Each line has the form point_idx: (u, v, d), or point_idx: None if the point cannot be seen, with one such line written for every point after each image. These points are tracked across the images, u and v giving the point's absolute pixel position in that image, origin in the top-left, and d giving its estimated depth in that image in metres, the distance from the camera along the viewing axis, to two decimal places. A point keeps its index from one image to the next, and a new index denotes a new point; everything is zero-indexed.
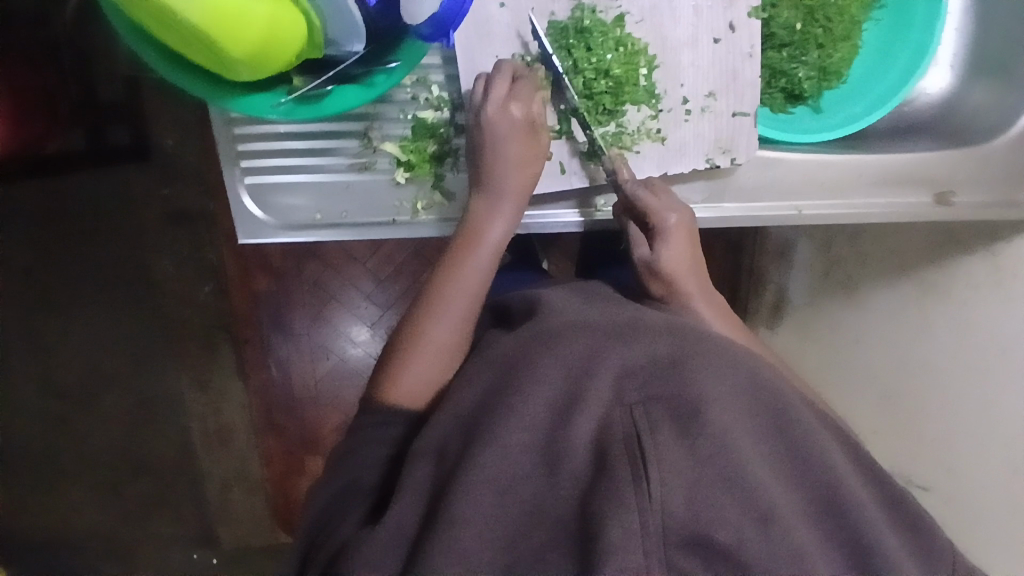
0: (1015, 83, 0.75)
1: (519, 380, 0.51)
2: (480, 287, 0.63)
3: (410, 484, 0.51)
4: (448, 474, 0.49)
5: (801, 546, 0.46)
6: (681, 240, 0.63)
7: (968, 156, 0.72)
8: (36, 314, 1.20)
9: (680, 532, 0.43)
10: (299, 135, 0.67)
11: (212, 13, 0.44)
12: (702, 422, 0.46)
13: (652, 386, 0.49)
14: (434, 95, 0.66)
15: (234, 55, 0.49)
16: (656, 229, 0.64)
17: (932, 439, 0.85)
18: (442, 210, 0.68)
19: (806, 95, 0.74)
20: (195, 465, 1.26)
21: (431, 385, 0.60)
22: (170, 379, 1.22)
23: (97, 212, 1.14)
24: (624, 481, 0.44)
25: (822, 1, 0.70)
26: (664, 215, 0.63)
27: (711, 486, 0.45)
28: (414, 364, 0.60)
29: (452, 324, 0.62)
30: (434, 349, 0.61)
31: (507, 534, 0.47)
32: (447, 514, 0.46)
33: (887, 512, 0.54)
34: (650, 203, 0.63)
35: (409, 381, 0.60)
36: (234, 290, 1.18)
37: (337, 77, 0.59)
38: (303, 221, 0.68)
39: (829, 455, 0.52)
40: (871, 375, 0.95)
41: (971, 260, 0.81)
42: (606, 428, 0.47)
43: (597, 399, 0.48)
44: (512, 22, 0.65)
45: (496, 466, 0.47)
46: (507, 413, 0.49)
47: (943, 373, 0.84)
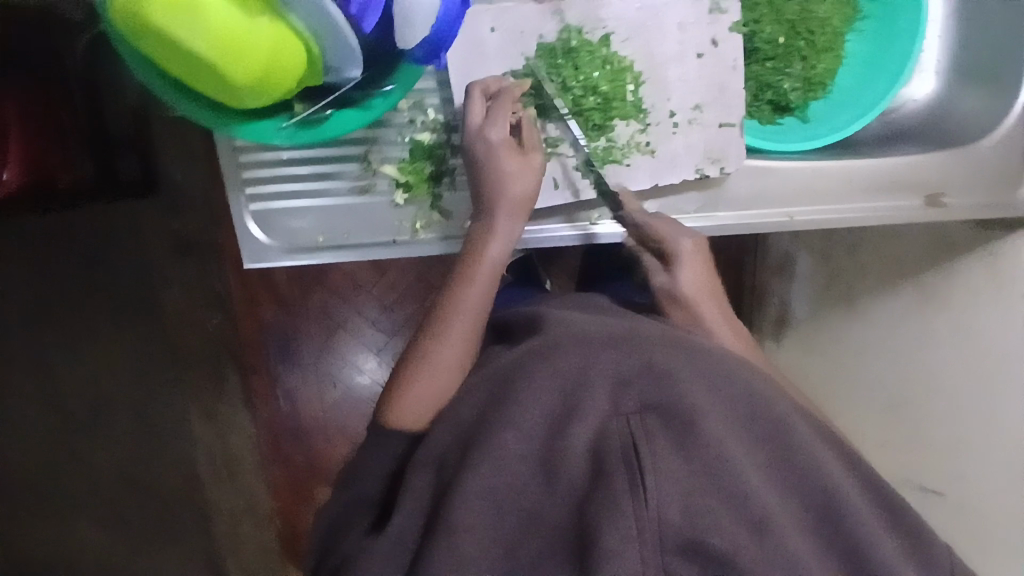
0: (1000, 85, 0.76)
1: (516, 390, 0.52)
2: (484, 308, 0.63)
3: (410, 493, 0.53)
4: (448, 484, 0.50)
5: (794, 549, 0.47)
6: (695, 267, 0.65)
7: (958, 161, 0.74)
8: (50, 348, 1.22)
9: (676, 539, 0.44)
10: (300, 160, 0.67)
11: (210, 40, 0.46)
12: (697, 432, 0.47)
13: (647, 395, 0.50)
14: (430, 118, 0.66)
15: (239, 82, 0.50)
16: (670, 256, 0.65)
17: (942, 448, 0.86)
18: (441, 228, 0.69)
19: (792, 105, 0.76)
20: (205, 495, 1.26)
21: (429, 407, 0.59)
22: (179, 412, 1.23)
23: (107, 245, 1.17)
24: (622, 490, 0.44)
25: (804, 15, 0.73)
26: (676, 242, 0.65)
27: (704, 494, 0.46)
28: (416, 388, 0.60)
29: (455, 345, 0.62)
30: (435, 376, 0.60)
31: (504, 539, 0.48)
32: (445, 521, 0.48)
33: (881, 514, 0.55)
34: (660, 230, 0.66)
35: (411, 407, 0.59)
36: (242, 319, 1.20)
37: (335, 102, 0.59)
38: (306, 245, 0.69)
39: (823, 457, 0.53)
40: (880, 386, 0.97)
41: (970, 263, 0.85)
42: (603, 438, 0.47)
43: (594, 409, 0.49)
44: (501, 48, 0.66)
45: (492, 476, 0.48)
46: (504, 425, 0.50)
47: (949, 379, 0.86)
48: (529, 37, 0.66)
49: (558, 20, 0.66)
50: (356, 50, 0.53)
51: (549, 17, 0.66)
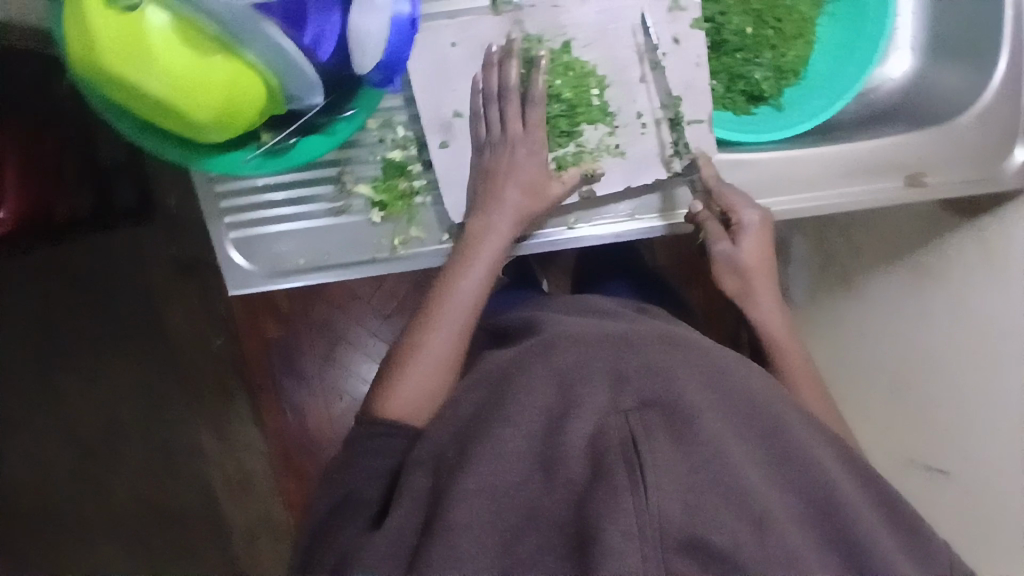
0: (979, 57, 0.75)
1: (514, 391, 0.54)
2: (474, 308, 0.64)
3: (408, 491, 0.52)
4: (446, 481, 0.51)
5: (791, 546, 0.46)
6: (755, 237, 0.68)
7: (939, 138, 0.74)
8: (60, 376, 1.24)
9: (678, 536, 0.44)
10: (277, 185, 0.68)
11: (167, 82, 0.47)
12: (696, 428, 0.49)
13: (646, 393, 0.51)
14: (400, 137, 0.67)
15: (201, 119, 0.51)
16: (735, 225, 0.68)
17: (947, 425, 0.85)
18: (419, 244, 0.69)
19: (766, 95, 0.76)
20: (221, 512, 1.28)
21: (424, 403, 0.61)
22: (190, 432, 1.25)
23: (107, 274, 1.19)
24: (622, 486, 0.45)
25: (770, 3, 0.73)
26: (741, 211, 0.67)
27: (705, 490, 0.46)
28: (409, 379, 0.62)
29: (447, 339, 0.63)
30: (429, 368, 0.62)
31: (502, 537, 0.47)
32: (442, 522, 0.48)
33: (876, 504, 0.54)
34: (731, 199, 0.67)
35: (404, 399, 0.61)
36: (245, 338, 1.22)
37: (300, 129, 0.59)
38: (288, 268, 0.69)
39: (810, 449, 0.53)
40: (881, 363, 0.96)
41: (963, 238, 0.83)
42: (601, 434, 0.49)
43: (592, 406, 0.50)
44: (459, 62, 0.65)
45: (492, 474, 0.49)
46: (505, 424, 0.51)
47: (943, 354, 0.85)
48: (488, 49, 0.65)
49: (518, 31, 0.65)
50: (313, 74, 0.53)
51: (507, 29, 0.65)
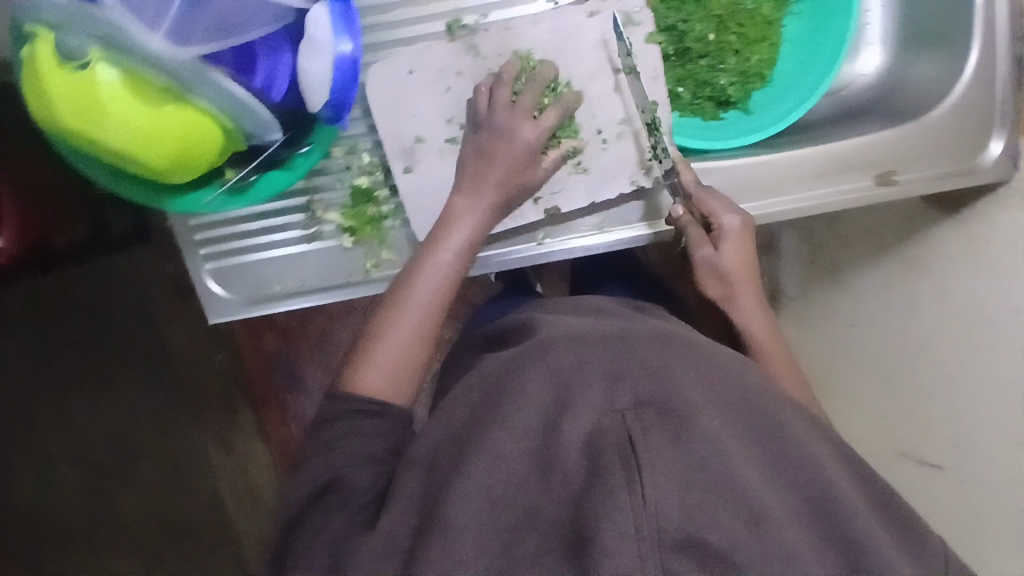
0: (954, 43, 0.75)
1: (510, 391, 0.53)
2: (453, 286, 0.63)
3: (401, 492, 0.51)
4: (441, 480, 0.50)
5: (787, 541, 0.45)
6: (734, 245, 0.65)
7: (911, 135, 0.74)
8: (70, 398, 1.26)
9: (675, 536, 0.43)
10: (249, 216, 0.69)
11: (121, 134, 0.49)
12: (691, 428, 0.48)
13: (641, 390, 0.51)
14: (366, 163, 0.69)
15: (157, 164, 0.53)
16: (715, 231, 0.65)
17: (937, 417, 0.84)
18: (391, 266, 0.70)
19: (733, 100, 0.76)
20: (232, 524, 1.31)
21: (393, 372, 0.59)
22: (197, 447, 1.28)
23: (108, 298, 1.22)
24: (619, 486, 0.44)
25: (733, 8, 0.73)
26: (721, 216, 0.64)
27: (699, 490, 0.45)
28: (382, 348, 0.60)
29: (421, 309, 0.61)
30: (402, 339, 0.60)
31: (501, 537, 0.47)
32: (438, 522, 0.47)
33: (865, 504, 0.53)
34: (711, 204, 0.65)
35: (375, 367, 0.59)
36: (247, 352, 1.25)
37: (260, 166, 0.61)
38: (265, 295, 0.71)
39: (797, 445, 0.53)
40: (870, 357, 0.95)
41: (944, 232, 0.84)
42: (598, 434, 0.48)
43: (588, 405, 0.49)
44: (419, 88, 0.66)
45: (489, 474, 0.48)
46: (500, 424, 0.50)
47: (936, 345, 0.84)
48: (446, 75, 0.66)
49: (474, 55, 0.66)
50: (267, 115, 0.55)
51: (464, 53, 0.66)
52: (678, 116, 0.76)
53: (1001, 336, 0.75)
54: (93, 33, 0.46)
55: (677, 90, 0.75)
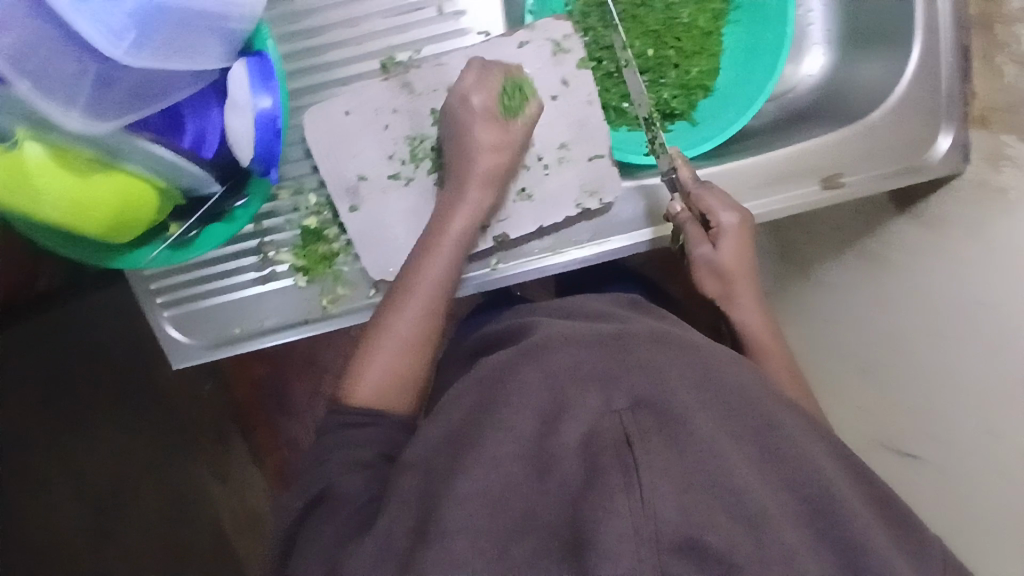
0: (890, 43, 0.77)
1: (504, 391, 0.51)
2: (446, 287, 0.63)
3: (398, 495, 0.49)
4: (438, 480, 0.48)
5: (785, 542, 0.44)
6: (733, 243, 0.65)
7: (845, 140, 0.74)
8: (49, 440, 1.20)
9: (672, 536, 0.41)
10: (203, 262, 0.71)
11: (58, 205, 0.51)
12: (686, 429, 0.47)
13: (637, 389, 0.49)
14: (313, 203, 0.70)
15: (90, 230, 0.55)
16: (712, 229, 0.65)
17: (909, 408, 0.80)
18: (348, 301, 0.71)
19: (678, 112, 0.76)
20: (234, 554, 1.23)
21: (387, 380, 0.60)
22: (195, 478, 1.23)
23: (87, 334, 1.17)
24: (617, 487, 0.43)
25: (669, 22, 0.74)
26: (719, 214, 0.64)
27: (699, 493, 0.44)
28: (374, 358, 0.60)
29: (415, 310, 0.61)
30: (393, 346, 0.61)
31: (496, 540, 0.44)
32: (433, 525, 0.45)
33: (874, 507, 0.51)
34: (709, 202, 0.65)
35: (369, 378, 0.60)
36: (236, 381, 1.24)
37: (203, 218, 0.63)
38: (225, 337, 0.71)
39: (795, 445, 0.50)
40: (841, 350, 0.91)
41: (901, 223, 0.81)
42: (594, 435, 0.46)
43: (585, 407, 0.48)
44: (359, 125, 0.67)
45: (486, 475, 0.46)
46: (497, 426, 0.49)
47: (905, 340, 0.80)
48: (384, 113, 0.67)
49: (409, 92, 0.67)
50: (201, 172, 0.59)
51: (399, 91, 0.67)
52: (626, 130, 0.77)
53: (972, 326, 0.71)
54: (18, 110, 0.48)
55: (623, 106, 0.76)
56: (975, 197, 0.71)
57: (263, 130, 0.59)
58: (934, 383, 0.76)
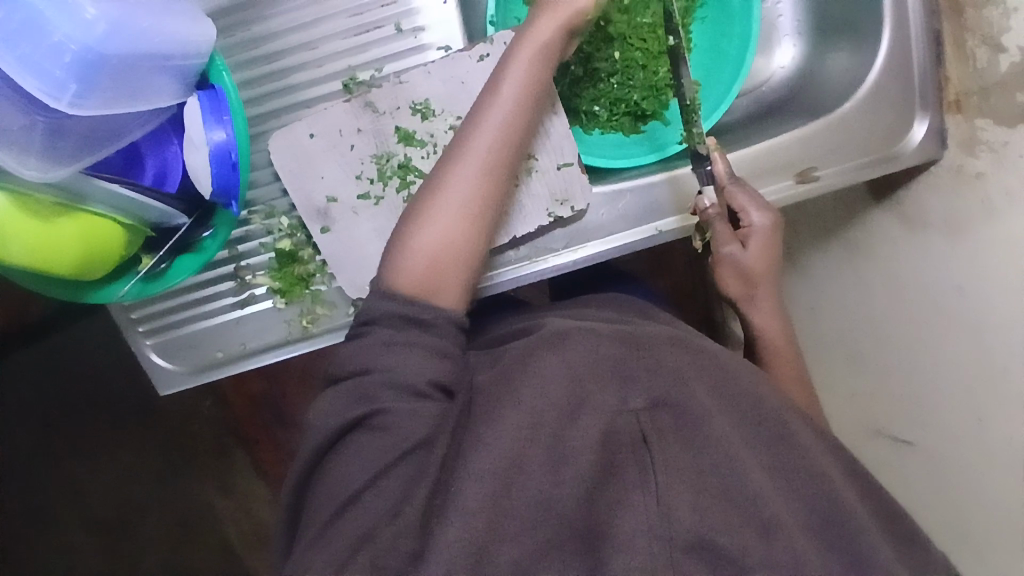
0: (864, 33, 0.76)
1: (529, 371, 0.50)
2: (498, 167, 0.58)
3: (419, 468, 0.48)
4: (457, 459, 0.47)
5: (798, 549, 0.43)
6: (763, 243, 0.65)
7: (823, 130, 0.73)
8: (57, 466, 1.21)
9: (686, 537, 0.42)
10: (181, 289, 0.71)
11: (26, 250, 0.52)
12: (705, 430, 0.47)
13: (654, 391, 0.48)
14: (285, 225, 0.70)
15: (60, 273, 0.56)
16: (743, 228, 0.65)
17: (903, 395, 0.78)
18: (328, 321, 0.71)
19: (649, 112, 0.76)
20: (243, 567, 1.24)
21: (433, 255, 0.55)
22: (199, 494, 1.23)
23: (88, 359, 1.18)
24: (632, 486, 0.43)
25: (634, 24, 0.72)
26: (753, 215, 0.65)
27: (713, 495, 0.44)
28: (423, 229, 0.56)
29: (468, 184, 0.57)
30: (445, 218, 0.56)
31: (510, 525, 0.43)
32: (450, 498, 0.44)
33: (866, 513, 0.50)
34: (743, 202, 0.65)
35: (417, 249, 0.55)
36: (235, 398, 1.21)
37: (174, 250, 0.63)
38: (208, 362, 0.72)
39: (790, 451, 0.49)
40: (832, 336, 0.90)
41: (881, 216, 0.80)
42: (612, 433, 0.46)
43: (604, 403, 0.47)
44: (325, 147, 0.67)
45: (507, 455, 0.45)
46: (521, 404, 0.48)
47: (898, 326, 0.78)
48: (348, 134, 0.67)
49: (371, 112, 0.67)
50: (163, 207, 0.60)
51: (361, 111, 0.67)
52: (598, 133, 0.78)
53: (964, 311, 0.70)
54: None
55: (594, 109, 0.76)
56: (955, 183, 0.70)
57: (219, 163, 0.60)
58: (921, 373, 0.76)
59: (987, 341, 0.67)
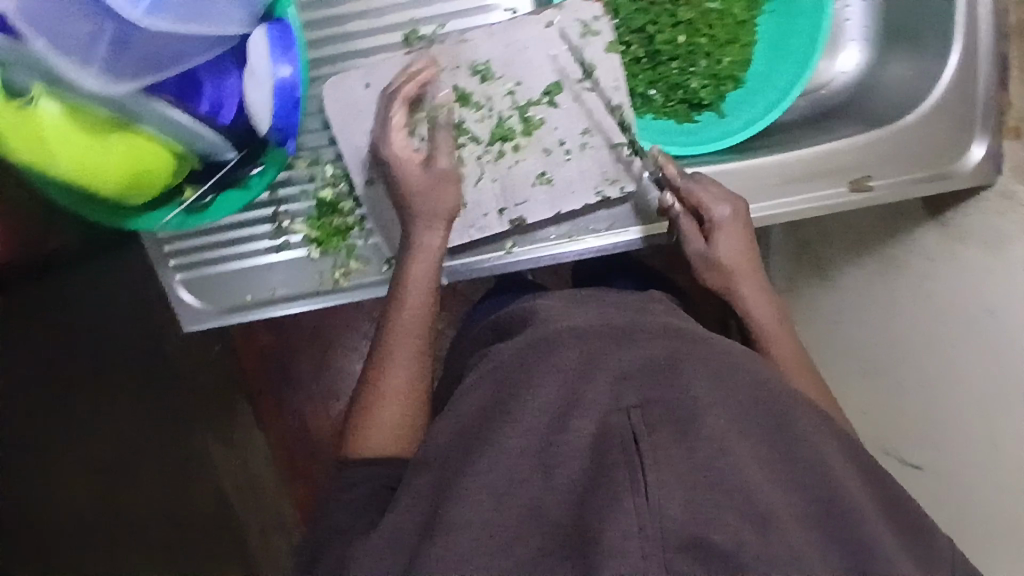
0: (928, 46, 0.73)
1: (517, 391, 0.52)
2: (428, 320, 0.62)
3: (410, 496, 0.51)
4: (451, 480, 0.49)
5: (795, 544, 0.42)
6: (731, 237, 0.63)
7: (876, 142, 0.72)
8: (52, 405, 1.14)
9: (679, 537, 0.41)
10: (216, 228, 0.71)
11: (72, 163, 0.52)
12: (697, 425, 0.46)
13: (647, 389, 0.49)
14: (329, 174, 0.70)
15: (107, 189, 0.55)
16: (708, 223, 0.64)
17: (918, 414, 0.78)
18: (360, 276, 0.71)
19: (706, 102, 0.75)
20: (238, 517, 1.21)
21: (387, 435, 0.57)
22: (196, 440, 1.18)
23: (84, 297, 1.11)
24: (622, 487, 0.43)
25: (701, 10, 0.71)
26: (714, 207, 0.63)
27: (705, 490, 0.43)
28: (371, 423, 0.58)
29: (406, 363, 0.60)
30: (389, 402, 0.59)
31: (502, 535, 0.46)
32: (442, 522, 0.47)
33: (886, 520, 0.49)
34: (702, 196, 0.64)
35: (369, 438, 0.57)
36: (242, 348, 1.19)
37: (218, 186, 0.64)
38: (235, 304, 0.72)
39: (813, 450, 0.49)
40: (848, 346, 0.89)
41: (924, 233, 0.78)
42: (603, 435, 0.47)
43: (594, 403, 0.49)
44: (380, 98, 0.67)
45: (491, 472, 0.48)
46: (505, 422, 0.50)
47: (920, 343, 0.77)
48: None
49: (432, 66, 0.68)
50: (215, 136, 0.59)
51: (422, 65, 0.68)
52: (649, 118, 0.75)
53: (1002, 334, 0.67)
54: (34, 67, 0.48)
55: (650, 93, 0.74)
56: (998, 209, 0.69)
57: (282, 105, 0.61)
58: (943, 391, 0.74)
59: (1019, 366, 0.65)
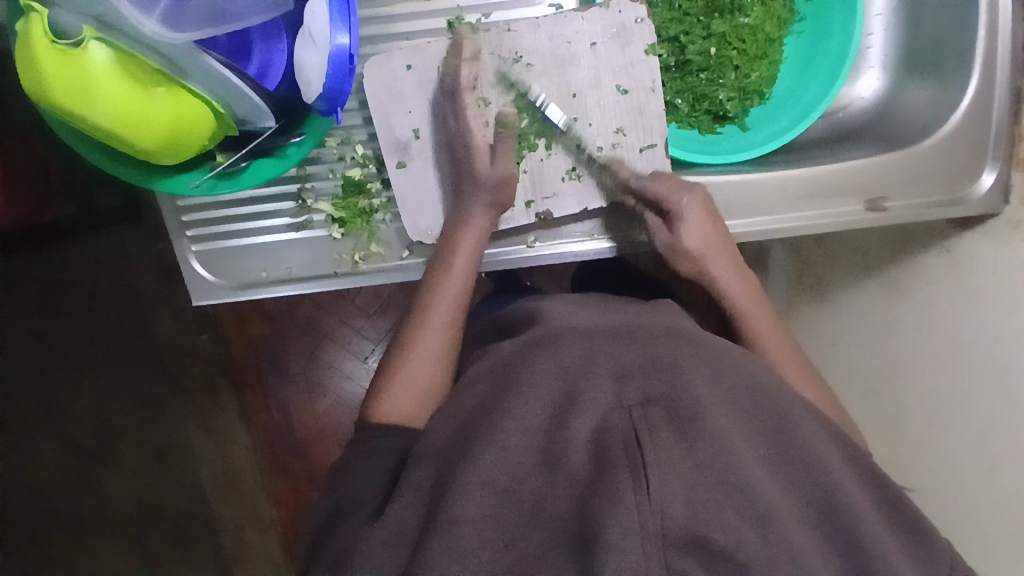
0: (949, 74, 0.76)
1: (515, 383, 0.50)
2: (461, 296, 0.65)
3: (411, 484, 0.49)
4: (449, 471, 0.47)
5: (792, 543, 0.43)
6: (694, 223, 0.67)
7: (899, 161, 0.75)
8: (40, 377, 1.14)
9: (679, 534, 0.41)
10: (239, 202, 0.72)
11: (113, 115, 0.51)
12: (699, 424, 0.45)
13: (649, 388, 0.48)
14: (358, 154, 0.72)
15: (145, 146, 0.55)
16: (673, 213, 0.67)
17: (917, 440, 0.75)
18: (378, 260, 0.73)
19: (730, 114, 0.76)
20: (210, 509, 1.18)
21: (411, 397, 0.59)
22: (178, 426, 1.16)
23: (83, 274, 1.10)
24: (624, 483, 0.41)
25: (734, 23, 0.73)
26: (675, 198, 0.67)
27: (709, 488, 0.42)
28: (399, 381, 0.60)
29: (436, 334, 0.63)
30: (419, 366, 0.61)
31: (502, 533, 0.44)
32: (441, 516, 0.44)
33: (896, 535, 0.48)
34: (659, 189, 0.68)
35: (395, 398, 0.59)
36: (232, 336, 1.14)
37: (251, 153, 0.65)
38: (252, 279, 0.74)
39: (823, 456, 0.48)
40: (843, 362, 0.89)
41: (929, 258, 0.77)
42: (605, 428, 0.45)
43: (596, 399, 0.47)
44: (422, 83, 0.70)
45: (492, 467, 0.45)
46: (505, 415, 0.48)
47: (916, 371, 0.76)
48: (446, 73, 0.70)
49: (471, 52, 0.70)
50: (258, 100, 0.60)
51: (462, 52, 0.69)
52: (675, 126, 0.77)
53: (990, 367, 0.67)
54: (88, 11, 0.50)
55: (676, 101, 0.76)
56: (1007, 236, 0.68)
57: (335, 70, 0.61)
58: (929, 419, 0.74)
59: (1011, 399, 0.65)
